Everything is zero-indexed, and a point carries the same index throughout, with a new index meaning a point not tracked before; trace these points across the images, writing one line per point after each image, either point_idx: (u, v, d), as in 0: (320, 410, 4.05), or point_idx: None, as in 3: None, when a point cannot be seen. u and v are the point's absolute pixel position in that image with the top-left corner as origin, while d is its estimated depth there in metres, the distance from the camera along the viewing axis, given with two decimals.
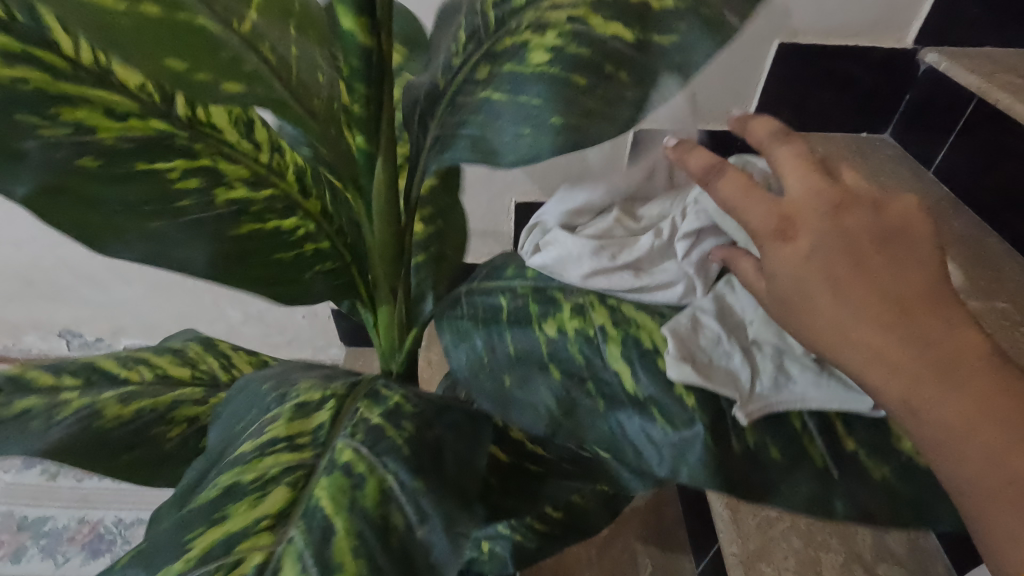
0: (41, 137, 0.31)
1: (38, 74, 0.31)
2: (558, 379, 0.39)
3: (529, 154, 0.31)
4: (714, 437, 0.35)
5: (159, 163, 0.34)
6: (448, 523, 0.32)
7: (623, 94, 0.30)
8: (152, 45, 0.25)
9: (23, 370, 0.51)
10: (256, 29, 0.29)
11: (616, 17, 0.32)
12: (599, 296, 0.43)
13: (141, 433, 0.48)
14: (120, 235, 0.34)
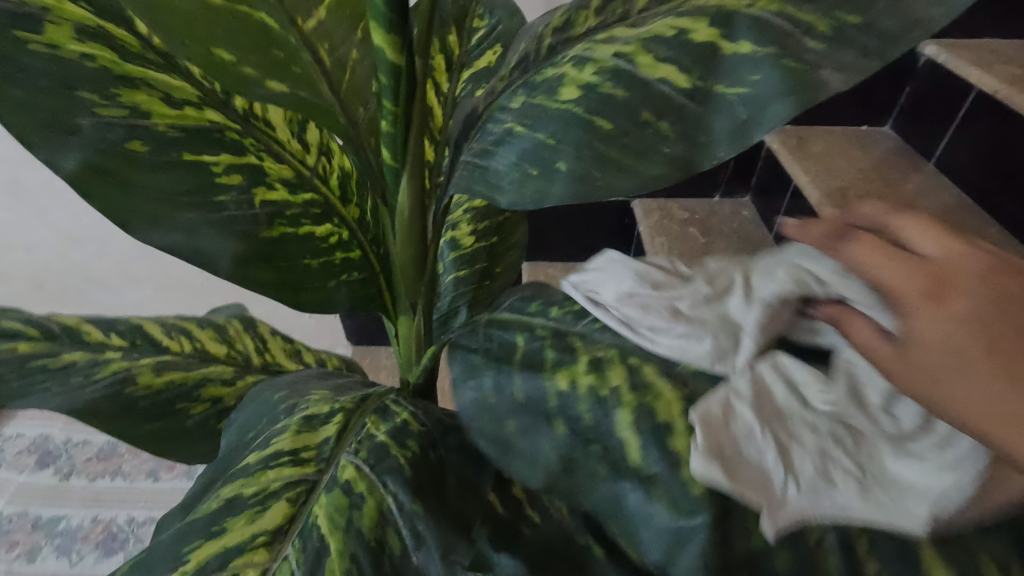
0: (98, 115, 0.29)
1: (104, 51, 0.30)
2: (563, 434, 0.31)
3: (539, 187, 0.29)
4: (714, 537, 0.26)
5: (206, 155, 0.33)
6: (443, 550, 0.32)
7: (661, 146, 0.27)
8: (189, 28, 0.26)
9: (80, 321, 0.45)
10: (317, 30, 0.31)
11: (673, 57, 0.27)
12: (622, 350, 0.36)
13: (171, 404, 0.44)
14: (150, 221, 0.31)
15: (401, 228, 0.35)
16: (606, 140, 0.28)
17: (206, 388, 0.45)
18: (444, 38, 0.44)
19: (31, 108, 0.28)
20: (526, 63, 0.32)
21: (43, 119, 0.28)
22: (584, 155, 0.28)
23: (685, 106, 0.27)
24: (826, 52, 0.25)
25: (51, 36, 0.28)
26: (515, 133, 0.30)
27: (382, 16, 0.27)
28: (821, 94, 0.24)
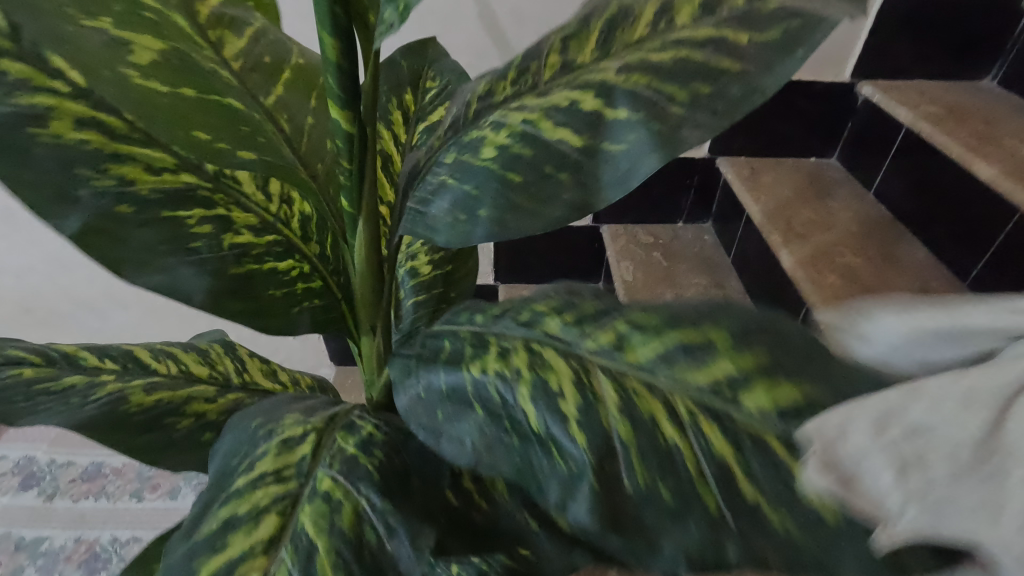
0: (94, 186, 0.34)
1: (98, 137, 0.35)
2: (482, 415, 0.32)
3: (466, 232, 0.35)
4: (599, 480, 0.28)
5: (183, 210, 0.37)
6: (413, 537, 0.35)
7: (561, 193, 0.33)
8: (179, 117, 0.32)
9: (79, 348, 0.50)
10: (277, 103, 0.38)
11: (568, 122, 0.34)
12: (530, 342, 0.35)
13: (157, 420, 0.47)
14: (139, 265, 0.36)
15: (360, 260, 0.41)
16: (516, 190, 0.34)
17: (191, 405, 0.49)
18: (401, 97, 0.55)
19: (34, 185, 0.32)
20: (456, 125, 0.38)
21: (46, 195, 0.33)
22: (495, 206, 0.34)
23: (577, 158, 0.33)
24: (687, 115, 0.31)
25: (54, 129, 0.33)
26: (448, 183, 0.36)
27: (337, 95, 0.33)
28: (682, 148, 0.31)
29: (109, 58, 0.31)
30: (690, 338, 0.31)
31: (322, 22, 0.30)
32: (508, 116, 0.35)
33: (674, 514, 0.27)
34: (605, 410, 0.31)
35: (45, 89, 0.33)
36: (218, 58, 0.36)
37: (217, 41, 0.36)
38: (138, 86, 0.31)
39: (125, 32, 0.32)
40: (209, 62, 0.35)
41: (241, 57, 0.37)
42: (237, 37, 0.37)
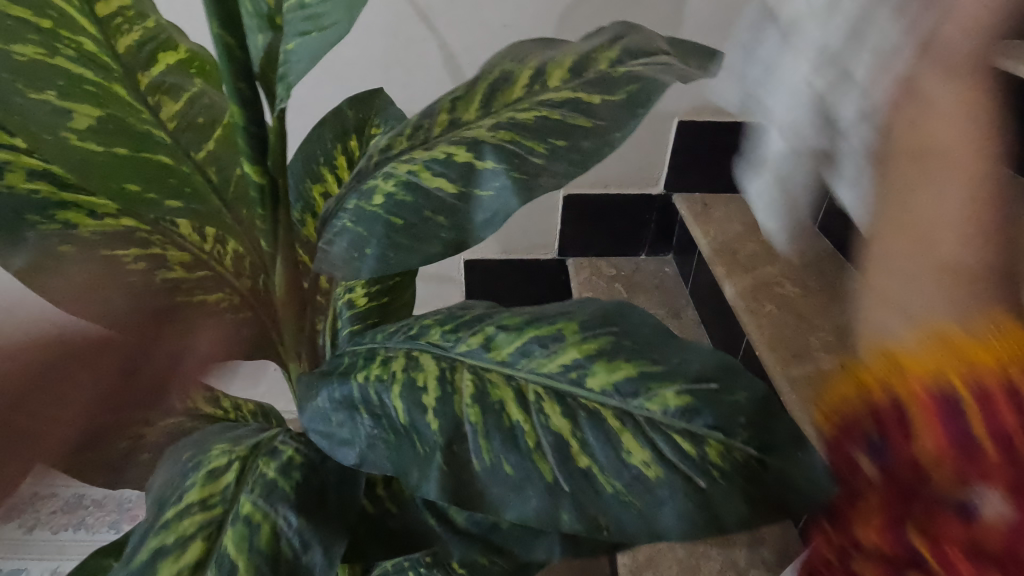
0: (40, 229, 0.39)
1: (51, 187, 0.39)
2: (363, 420, 0.36)
3: (363, 271, 0.40)
4: (447, 458, 0.33)
5: (120, 250, 0.42)
6: (325, 545, 0.37)
7: (439, 232, 0.38)
8: (113, 173, 0.37)
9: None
10: (210, 156, 0.43)
11: (444, 172, 0.39)
12: (409, 348, 0.40)
13: (95, 443, 0.52)
14: (75, 296, 0.41)
15: (281, 292, 0.46)
16: (401, 232, 0.39)
17: (131, 428, 0.54)
18: (346, 143, 0.57)
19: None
20: (361, 173, 0.43)
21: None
22: (384, 243, 0.39)
23: (452, 204, 0.39)
24: (546, 165, 0.37)
25: (9, 180, 0.38)
26: (347, 226, 0.41)
27: (247, 153, 0.38)
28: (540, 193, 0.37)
29: (50, 125, 0.35)
30: (543, 331, 0.37)
31: (230, 94, 0.36)
32: (397, 171, 0.41)
33: (515, 487, 0.32)
34: (457, 399, 0.36)
35: (4, 148, 0.38)
36: (155, 119, 0.40)
37: (157, 106, 0.41)
38: (77, 148, 0.36)
39: (68, 103, 0.36)
40: (146, 124, 0.39)
41: (176, 118, 0.41)
42: (175, 101, 0.42)
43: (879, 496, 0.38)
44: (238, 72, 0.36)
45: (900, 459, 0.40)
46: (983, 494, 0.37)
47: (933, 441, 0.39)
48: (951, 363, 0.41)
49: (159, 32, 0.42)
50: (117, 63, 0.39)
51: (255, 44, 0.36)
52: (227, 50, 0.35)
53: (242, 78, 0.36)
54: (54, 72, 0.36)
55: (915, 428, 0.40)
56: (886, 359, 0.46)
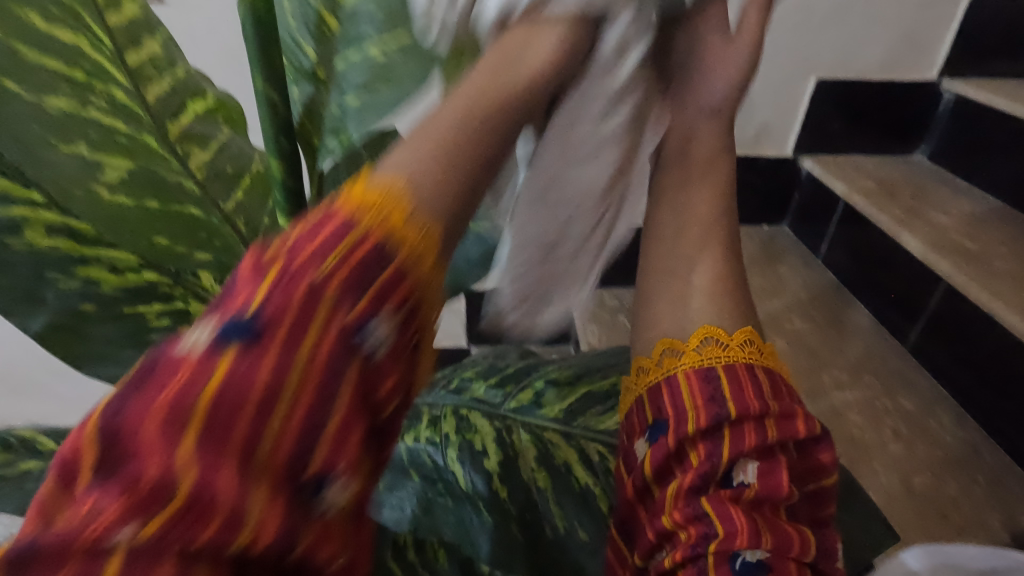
0: (61, 286, 0.35)
1: (67, 242, 0.35)
2: (419, 482, 0.40)
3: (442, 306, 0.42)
4: (520, 528, 0.39)
5: (142, 306, 0.38)
6: None
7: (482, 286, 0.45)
8: (142, 225, 0.35)
9: (35, 432, 0.43)
10: (240, 208, 0.40)
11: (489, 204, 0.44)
12: (456, 407, 0.44)
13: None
14: (99, 356, 0.38)
15: None
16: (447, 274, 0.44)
17: None
18: None
19: (7, 289, 0.34)
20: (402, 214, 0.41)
21: (16, 297, 0.34)
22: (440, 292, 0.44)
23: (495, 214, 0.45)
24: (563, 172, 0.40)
25: (27, 238, 0.33)
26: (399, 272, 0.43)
27: (283, 208, 0.36)
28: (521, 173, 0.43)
29: (82, 180, 0.33)
30: (599, 387, 0.46)
31: (269, 147, 0.35)
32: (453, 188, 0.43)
33: (586, 545, 0.40)
34: (522, 461, 0.42)
35: (22, 202, 0.33)
36: (184, 168, 0.37)
37: (185, 156, 0.38)
38: (106, 202, 0.34)
39: (100, 156, 0.34)
40: (174, 174, 0.37)
41: (204, 168, 0.39)
42: (203, 150, 0.39)
43: (689, 421, 0.35)
44: (279, 127, 0.34)
45: (669, 403, 0.37)
46: (742, 459, 0.34)
47: (708, 412, 0.35)
48: (725, 354, 0.38)
49: (188, 80, 0.38)
50: (146, 112, 0.36)
51: (297, 96, 0.38)
52: (270, 105, 0.34)
53: (283, 136, 0.35)
54: (85, 124, 0.33)
55: (686, 404, 0.36)
56: (666, 359, 0.39)
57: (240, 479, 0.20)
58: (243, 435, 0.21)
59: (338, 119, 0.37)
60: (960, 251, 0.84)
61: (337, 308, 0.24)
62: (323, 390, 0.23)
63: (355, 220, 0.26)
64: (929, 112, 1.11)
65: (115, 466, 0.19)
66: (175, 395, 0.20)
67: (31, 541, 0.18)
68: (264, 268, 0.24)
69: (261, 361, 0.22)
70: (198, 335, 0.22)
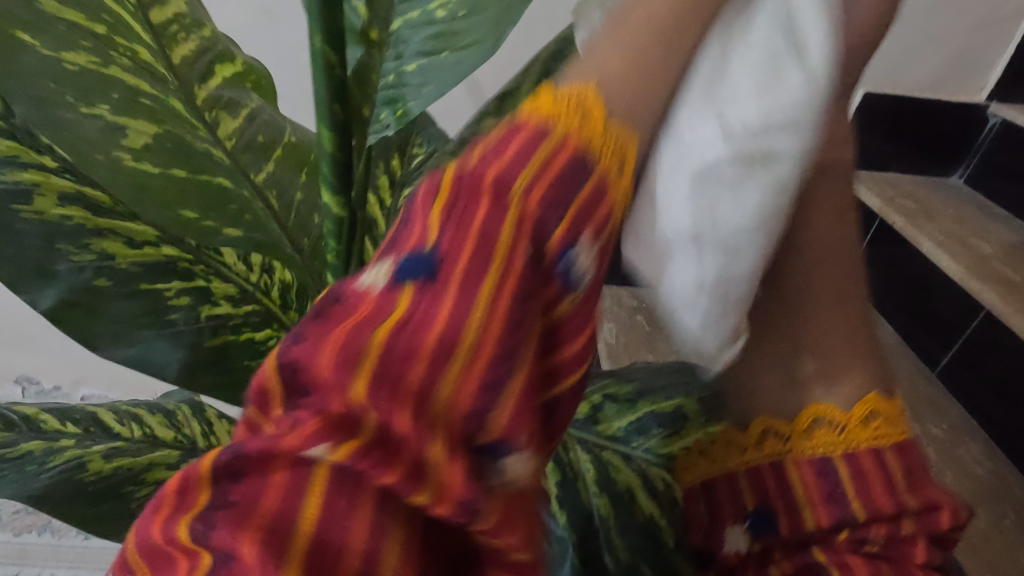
0: (73, 261, 0.31)
1: (82, 211, 0.32)
2: None
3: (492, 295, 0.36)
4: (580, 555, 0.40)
5: (161, 284, 0.34)
6: None
7: None
8: (169, 199, 0.30)
9: (40, 411, 0.38)
10: (270, 180, 0.36)
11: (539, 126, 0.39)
12: None
13: (114, 489, 0.36)
14: (113, 337, 0.33)
15: None
16: None
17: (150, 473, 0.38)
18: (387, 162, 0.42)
19: (15, 260, 0.30)
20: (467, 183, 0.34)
21: (26, 268, 0.30)
22: None
23: None
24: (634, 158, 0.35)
25: (37, 206, 0.30)
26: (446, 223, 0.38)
27: (330, 181, 0.31)
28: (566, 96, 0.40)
29: (105, 144, 0.28)
30: (661, 408, 0.43)
31: (321, 116, 0.29)
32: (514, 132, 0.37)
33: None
34: (581, 484, 0.42)
35: (34, 166, 0.30)
36: (213, 138, 0.33)
37: (213, 123, 0.33)
38: (132, 170, 0.29)
39: (122, 119, 0.29)
40: (206, 144, 0.32)
41: (234, 137, 0.34)
42: (232, 118, 0.34)
43: (806, 520, 0.34)
44: (334, 92, 0.29)
45: (776, 493, 0.36)
46: (870, 543, 0.33)
47: (829, 511, 0.34)
48: (847, 432, 0.35)
49: (216, 41, 0.35)
50: (170, 74, 0.32)
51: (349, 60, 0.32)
52: (327, 66, 0.28)
53: (337, 100, 0.29)
54: (109, 83, 0.29)
55: (798, 500, 0.35)
56: (770, 442, 0.37)
57: (417, 422, 0.19)
58: (418, 380, 0.20)
59: (393, 87, 0.32)
60: (1004, 282, 0.81)
61: (517, 238, 0.23)
62: (504, 342, 0.21)
63: (547, 128, 0.26)
64: (973, 136, 1.08)
65: (293, 398, 0.19)
66: (349, 335, 0.20)
67: (239, 446, 0.19)
68: (439, 187, 0.24)
69: (443, 299, 0.21)
70: (373, 275, 0.22)
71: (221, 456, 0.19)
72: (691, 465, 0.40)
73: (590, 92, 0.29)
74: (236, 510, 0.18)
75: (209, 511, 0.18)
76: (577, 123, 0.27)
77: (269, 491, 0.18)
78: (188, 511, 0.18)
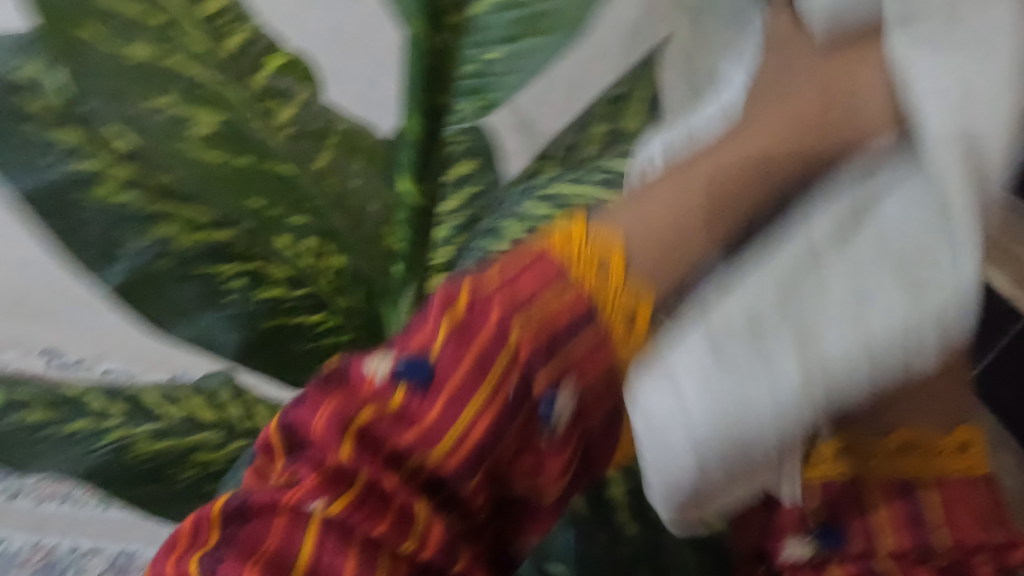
0: (140, 241, 0.30)
1: (144, 195, 0.30)
2: None
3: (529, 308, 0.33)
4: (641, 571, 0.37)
5: (219, 265, 0.33)
6: None
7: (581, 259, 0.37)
8: (238, 190, 0.31)
9: (87, 390, 0.37)
10: (332, 166, 0.34)
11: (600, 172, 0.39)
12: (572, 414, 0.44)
13: (156, 472, 0.37)
14: (171, 318, 0.33)
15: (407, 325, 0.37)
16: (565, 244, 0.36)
17: (196, 456, 0.38)
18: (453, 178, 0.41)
19: (80, 243, 0.30)
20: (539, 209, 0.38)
21: (90, 250, 0.30)
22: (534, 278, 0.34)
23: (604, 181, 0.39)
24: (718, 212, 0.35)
25: (100, 192, 0.29)
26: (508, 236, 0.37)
27: None
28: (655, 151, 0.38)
29: (170, 137, 0.29)
30: None
31: (406, 101, 0.29)
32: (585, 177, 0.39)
33: None
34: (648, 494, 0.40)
35: (98, 154, 0.29)
36: (268, 125, 0.32)
37: (268, 114, 0.32)
38: (199, 161, 0.30)
39: (192, 105, 0.30)
40: (261, 129, 0.32)
41: (293, 124, 0.33)
42: (287, 107, 0.32)
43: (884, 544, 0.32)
44: (422, 77, 0.28)
45: (852, 513, 0.33)
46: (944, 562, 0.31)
47: (913, 537, 0.32)
48: (928, 459, 0.33)
49: (259, 35, 0.31)
50: (227, 57, 0.30)
51: None
52: None
53: None
54: (167, 79, 0.29)
55: (879, 520, 0.33)
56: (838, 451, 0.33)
57: (400, 483, 0.24)
58: (395, 447, 0.24)
59: (477, 77, 0.31)
60: None
61: (505, 380, 0.25)
62: (478, 450, 0.24)
63: (566, 272, 0.27)
64: None
65: (295, 455, 0.24)
66: (336, 420, 0.24)
67: (244, 497, 0.23)
68: (451, 304, 0.25)
69: (429, 411, 0.24)
70: (377, 364, 0.25)
71: (230, 501, 0.24)
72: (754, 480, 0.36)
73: (616, 246, 0.28)
74: (241, 543, 0.22)
75: (216, 550, 0.22)
76: (597, 277, 0.28)
77: (272, 532, 0.22)
78: (198, 548, 0.23)
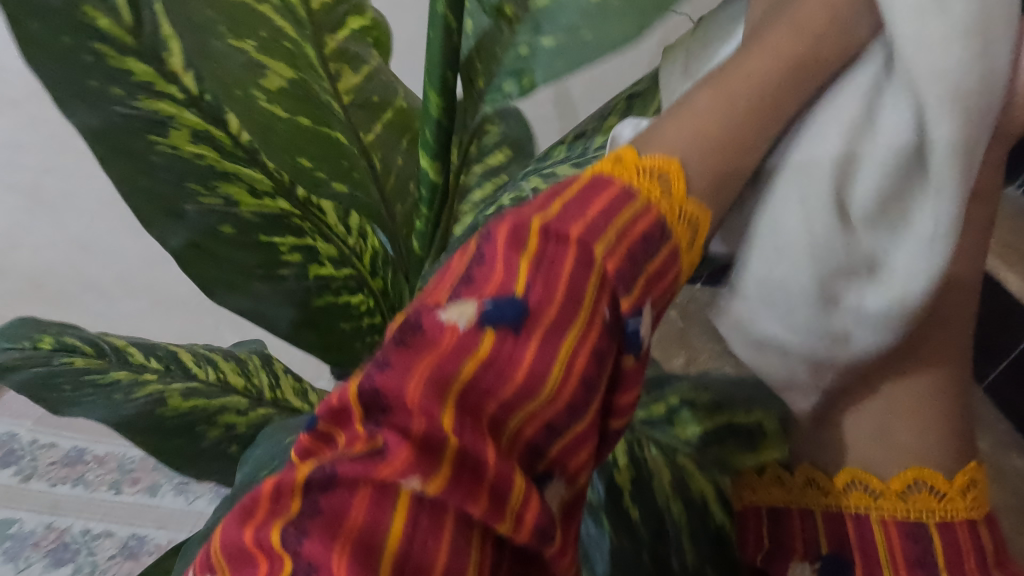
0: (201, 203, 0.32)
1: (212, 152, 0.32)
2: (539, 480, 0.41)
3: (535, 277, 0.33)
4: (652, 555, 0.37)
5: (275, 236, 0.35)
6: None
7: None
8: (289, 144, 0.31)
9: (127, 343, 0.39)
10: (376, 141, 0.36)
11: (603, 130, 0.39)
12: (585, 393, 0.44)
13: (189, 427, 0.38)
14: (227, 286, 0.34)
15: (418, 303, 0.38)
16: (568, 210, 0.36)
17: (222, 416, 0.39)
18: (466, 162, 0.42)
19: (149, 195, 0.30)
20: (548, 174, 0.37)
21: (154, 206, 0.31)
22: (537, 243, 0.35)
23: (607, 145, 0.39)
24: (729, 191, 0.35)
25: (172, 139, 0.30)
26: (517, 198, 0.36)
27: (431, 146, 0.32)
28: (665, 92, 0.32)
29: (244, 82, 0.29)
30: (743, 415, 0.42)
31: (431, 78, 0.30)
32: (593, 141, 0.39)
33: None
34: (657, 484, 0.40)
35: (165, 97, 0.30)
36: (330, 90, 0.34)
37: (335, 75, 0.34)
38: (262, 110, 0.30)
39: (263, 57, 0.31)
40: (326, 93, 0.33)
41: (352, 92, 0.35)
42: (353, 74, 0.35)
43: None
44: (450, 58, 0.30)
45: (854, 543, 0.33)
46: None
47: None
48: (941, 500, 0.32)
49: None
50: (307, 20, 0.33)
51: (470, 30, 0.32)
52: (447, 32, 0.29)
53: (451, 66, 0.30)
54: (259, 22, 0.31)
55: (877, 555, 0.32)
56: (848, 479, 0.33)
57: (504, 453, 0.19)
58: (498, 406, 0.19)
59: (522, 60, 0.31)
60: None
61: (598, 297, 0.22)
62: (579, 393, 0.21)
63: (628, 199, 0.25)
64: None
65: (378, 419, 0.18)
66: (433, 371, 0.19)
67: (329, 465, 0.17)
68: (526, 238, 0.22)
69: (525, 351, 0.20)
70: (457, 312, 0.20)
71: (315, 468, 0.17)
72: (762, 487, 0.38)
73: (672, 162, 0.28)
74: (334, 511, 0.17)
75: (301, 520, 0.17)
76: (658, 192, 0.26)
77: (358, 504, 0.17)
78: (281, 516, 0.17)
